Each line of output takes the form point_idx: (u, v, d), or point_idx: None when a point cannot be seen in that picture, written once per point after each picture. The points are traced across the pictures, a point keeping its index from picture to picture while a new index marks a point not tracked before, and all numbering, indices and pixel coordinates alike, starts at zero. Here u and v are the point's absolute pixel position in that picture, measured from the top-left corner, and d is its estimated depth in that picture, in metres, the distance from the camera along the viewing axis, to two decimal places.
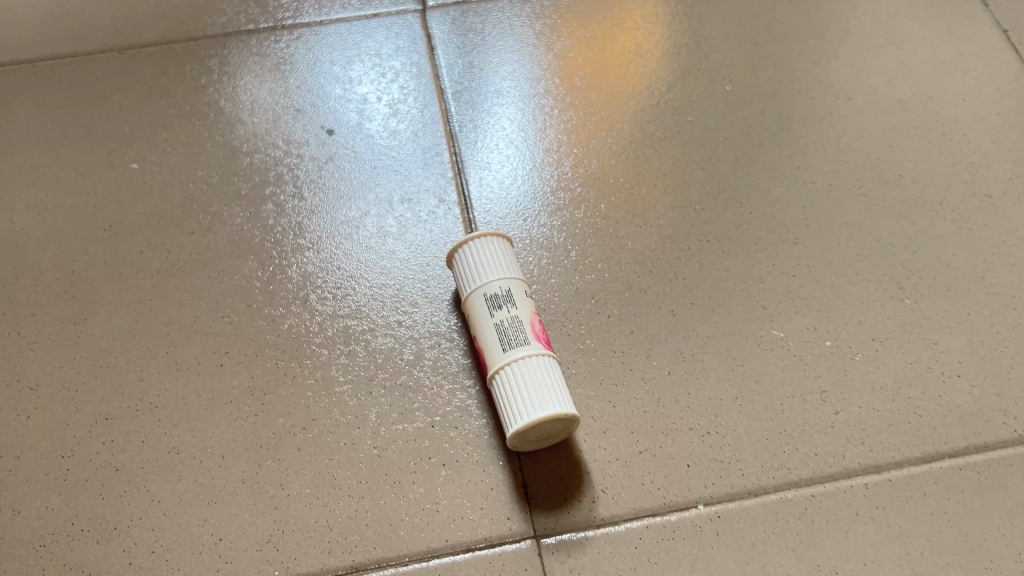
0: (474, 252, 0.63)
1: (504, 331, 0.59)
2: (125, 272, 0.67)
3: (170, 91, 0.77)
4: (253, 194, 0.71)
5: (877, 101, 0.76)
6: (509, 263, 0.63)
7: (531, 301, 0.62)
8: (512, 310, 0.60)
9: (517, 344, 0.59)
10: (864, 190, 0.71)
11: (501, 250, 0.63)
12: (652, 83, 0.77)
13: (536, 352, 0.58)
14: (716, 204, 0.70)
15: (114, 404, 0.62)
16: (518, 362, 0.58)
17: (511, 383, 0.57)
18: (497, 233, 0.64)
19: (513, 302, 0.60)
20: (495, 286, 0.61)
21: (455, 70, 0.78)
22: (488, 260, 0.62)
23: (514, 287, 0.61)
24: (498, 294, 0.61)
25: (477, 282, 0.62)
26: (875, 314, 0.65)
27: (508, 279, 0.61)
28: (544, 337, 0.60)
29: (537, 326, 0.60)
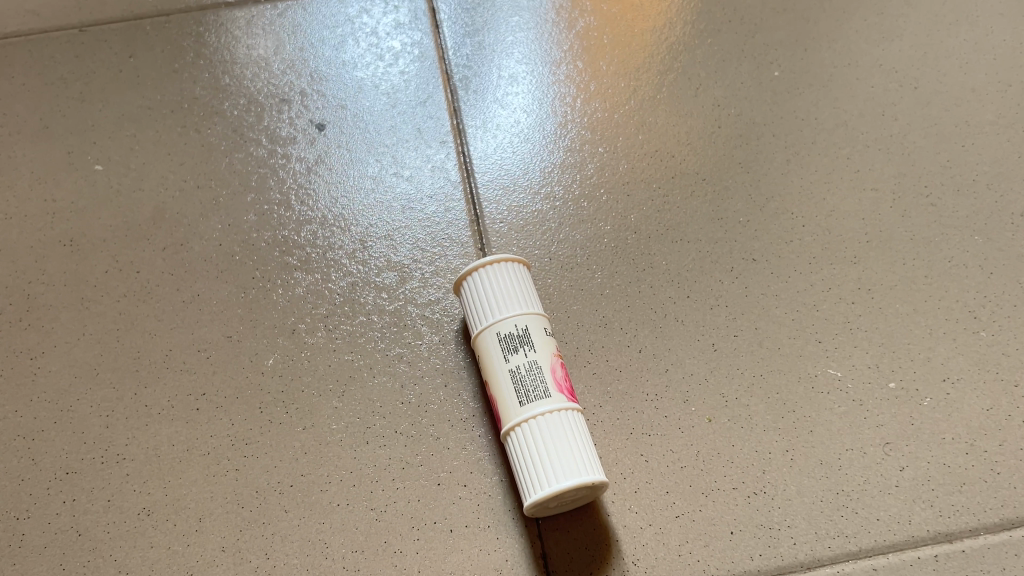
0: (485, 281, 0.53)
1: (520, 381, 0.50)
2: (87, 296, 0.59)
3: (137, 76, 0.67)
4: (234, 202, 0.62)
5: (948, 90, 0.66)
6: (527, 293, 0.53)
7: (551, 338, 0.52)
8: (530, 354, 0.50)
9: (536, 397, 0.49)
10: (933, 198, 0.62)
11: (516, 277, 0.53)
12: (689, 68, 0.68)
13: (559, 407, 0.49)
14: (763, 215, 0.61)
15: (77, 456, 0.54)
16: (538, 420, 0.49)
17: (528, 445, 0.48)
18: (512, 256, 0.54)
19: (532, 344, 0.51)
20: (510, 324, 0.51)
21: (463, 51, 0.68)
22: (502, 291, 0.52)
23: (532, 325, 0.51)
24: (514, 334, 0.51)
25: (489, 318, 0.52)
26: (945, 348, 0.57)
27: (526, 314, 0.51)
28: (567, 385, 0.51)
29: (559, 373, 0.50)
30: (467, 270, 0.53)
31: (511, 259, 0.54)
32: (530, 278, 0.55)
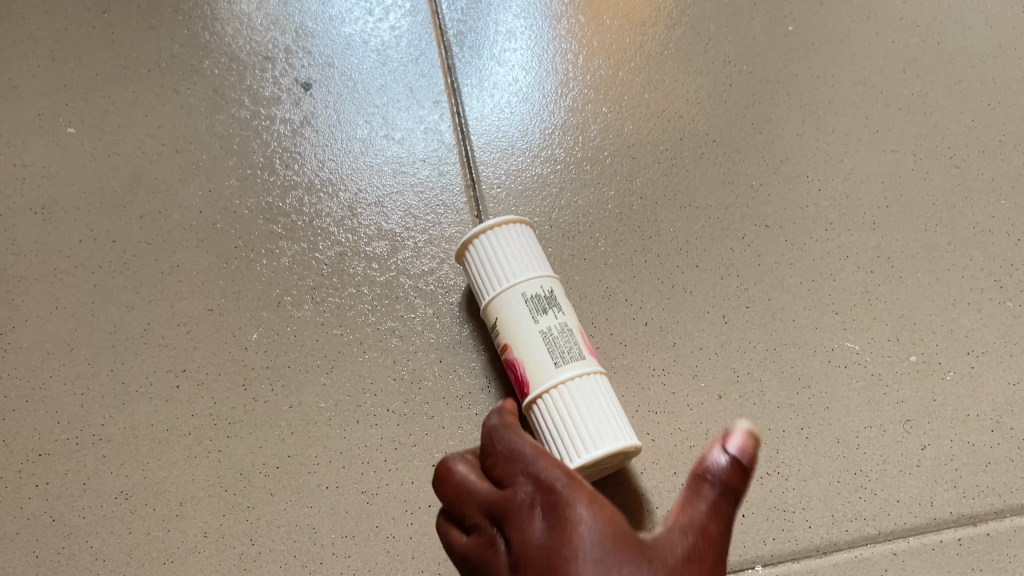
0: (505, 240, 0.47)
1: (553, 344, 0.45)
2: (60, 267, 0.56)
3: (111, 33, 0.63)
4: (214, 167, 0.59)
5: (972, 45, 0.63)
6: (543, 257, 0.48)
7: (568, 305, 0.48)
8: (560, 317, 0.46)
9: (571, 360, 0.45)
10: (957, 160, 0.59)
11: (532, 240, 0.49)
12: (698, 21, 0.63)
13: (594, 371, 0.45)
14: (776, 178, 0.58)
15: (50, 437, 0.51)
16: (576, 383, 0.44)
17: (567, 412, 0.43)
18: (528, 219, 0.50)
19: (560, 307, 0.46)
20: (537, 285, 0.46)
21: (457, 3, 0.63)
22: (524, 251, 0.47)
23: (556, 288, 0.47)
24: (541, 296, 0.46)
25: (513, 276, 0.46)
26: (969, 319, 0.54)
27: (548, 276, 0.47)
28: (590, 352, 0.47)
29: (585, 340, 0.47)
30: (484, 225, 0.48)
31: (525, 219, 0.49)
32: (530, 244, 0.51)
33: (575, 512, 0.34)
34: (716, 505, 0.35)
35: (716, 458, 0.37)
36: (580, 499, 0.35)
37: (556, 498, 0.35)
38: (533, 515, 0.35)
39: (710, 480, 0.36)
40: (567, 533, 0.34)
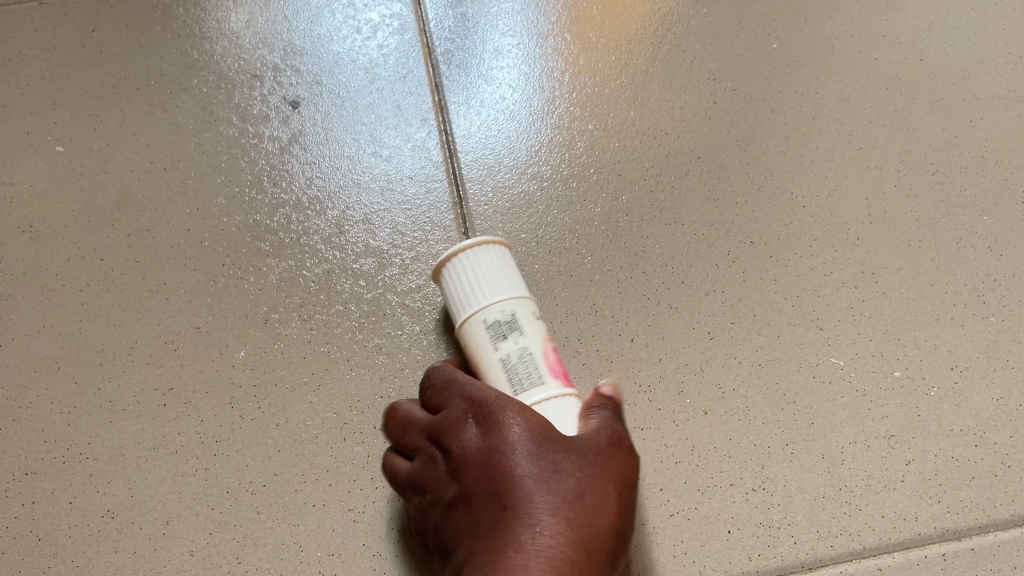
0: (469, 265, 0.45)
1: (512, 371, 0.42)
2: (48, 286, 0.56)
3: (101, 51, 0.64)
4: (203, 184, 0.59)
5: (954, 63, 0.63)
6: (511, 277, 0.45)
7: (542, 324, 0.45)
8: (520, 341, 0.43)
9: (531, 386, 0.42)
10: (940, 176, 0.59)
11: (501, 260, 0.46)
12: (683, 40, 0.64)
13: (559, 394, 0.42)
14: (761, 195, 0.58)
15: (36, 456, 0.51)
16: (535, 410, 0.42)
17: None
18: (496, 238, 0.47)
19: (521, 329, 0.43)
20: (497, 309, 0.44)
21: (445, 23, 0.64)
22: (485, 275, 0.45)
23: (520, 308, 0.44)
24: (500, 321, 0.44)
25: (474, 303, 0.45)
26: (953, 334, 0.54)
27: (512, 298, 0.44)
28: (562, 370, 0.44)
29: (552, 358, 0.43)
30: (449, 253, 0.46)
31: (493, 240, 0.47)
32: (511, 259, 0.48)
33: (505, 412, 0.39)
34: (614, 417, 0.41)
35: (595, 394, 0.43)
36: (511, 402, 0.40)
37: (489, 403, 0.40)
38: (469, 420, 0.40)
39: (605, 405, 0.42)
40: (505, 429, 0.39)
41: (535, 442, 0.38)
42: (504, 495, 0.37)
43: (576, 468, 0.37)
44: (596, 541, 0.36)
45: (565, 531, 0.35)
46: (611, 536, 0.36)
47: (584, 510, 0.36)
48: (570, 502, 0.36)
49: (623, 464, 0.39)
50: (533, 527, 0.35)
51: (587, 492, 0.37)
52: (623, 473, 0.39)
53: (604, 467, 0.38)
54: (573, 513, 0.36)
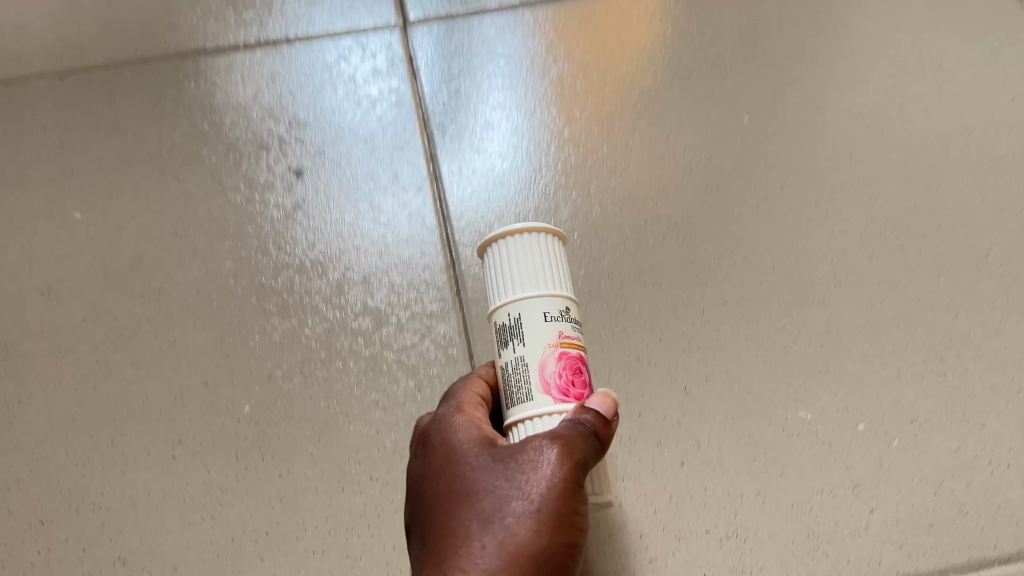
0: (492, 259, 0.42)
1: (507, 382, 0.40)
2: (65, 344, 0.60)
3: (117, 123, 0.68)
4: (211, 248, 0.63)
5: (913, 135, 0.68)
6: (532, 276, 0.40)
7: (555, 328, 0.39)
8: (518, 350, 0.39)
9: (518, 402, 0.39)
10: (900, 241, 0.63)
11: (523, 254, 0.41)
12: (661, 113, 0.69)
13: (543, 412, 0.38)
14: (733, 259, 0.62)
15: (52, 505, 0.54)
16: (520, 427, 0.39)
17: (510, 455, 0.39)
18: (534, 232, 0.42)
19: (521, 336, 0.39)
20: (504, 313, 0.40)
21: (440, 98, 0.69)
22: (503, 271, 0.41)
23: (530, 313, 0.39)
24: (506, 326, 0.40)
25: (491, 297, 0.42)
26: (913, 390, 0.58)
27: (522, 300, 0.40)
28: (566, 382, 0.39)
29: (550, 371, 0.38)
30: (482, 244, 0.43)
31: (523, 229, 0.41)
32: (551, 247, 0.42)
33: (453, 438, 0.41)
34: (574, 425, 0.38)
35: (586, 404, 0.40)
36: (462, 426, 0.41)
37: (443, 432, 0.41)
38: (427, 448, 0.42)
39: (570, 416, 0.38)
40: (449, 456, 0.40)
41: (467, 466, 0.39)
42: (437, 524, 0.38)
43: (499, 486, 0.37)
44: (508, 564, 0.35)
45: (479, 557, 0.35)
46: (529, 558, 0.35)
47: (499, 530, 0.36)
48: (485, 526, 0.36)
49: (555, 475, 0.36)
50: (442, 556, 0.36)
51: (505, 511, 0.36)
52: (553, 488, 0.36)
53: (528, 485, 0.37)
54: (483, 541, 0.36)
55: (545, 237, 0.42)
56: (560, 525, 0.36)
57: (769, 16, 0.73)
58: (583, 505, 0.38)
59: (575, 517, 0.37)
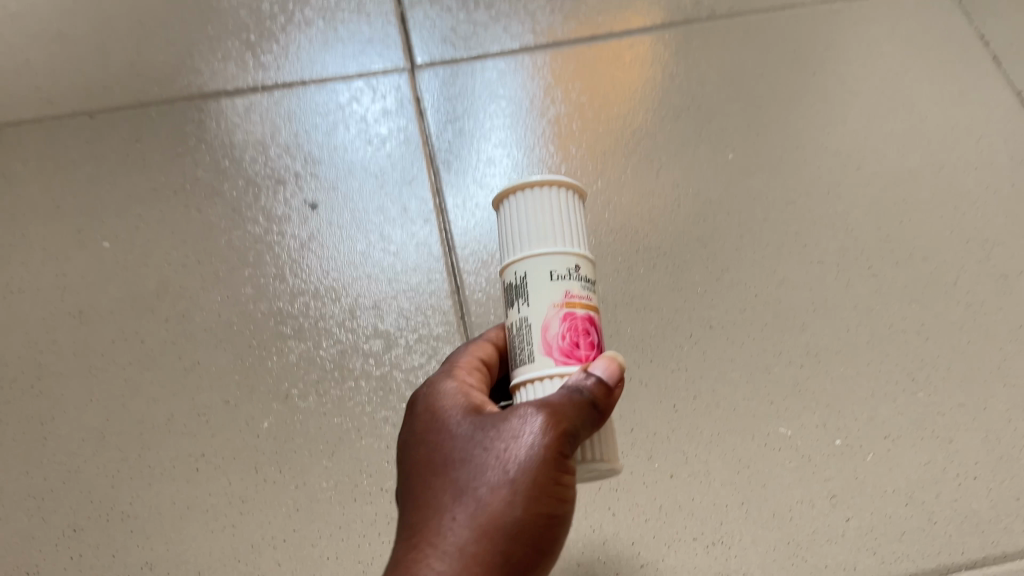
0: (503, 215, 0.41)
1: (514, 342, 0.39)
2: (95, 364, 0.64)
3: (143, 160, 0.73)
4: (232, 276, 0.68)
5: (886, 171, 0.73)
6: (539, 233, 0.39)
7: (561, 286, 0.38)
8: (523, 310, 0.39)
9: (522, 363, 0.39)
10: (874, 269, 0.68)
11: (534, 209, 0.40)
12: (651, 150, 0.74)
13: (544, 374, 0.38)
14: (719, 286, 0.67)
15: (83, 514, 0.58)
16: (524, 387, 0.39)
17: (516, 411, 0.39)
18: (543, 182, 0.40)
19: (525, 296, 0.39)
20: (511, 272, 0.40)
21: (446, 136, 0.74)
22: (514, 227, 0.40)
23: (535, 271, 0.39)
24: (513, 285, 0.40)
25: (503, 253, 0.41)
26: (887, 408, 0.62)
27: (528, 259, 0.39)
28: (570, 344, 0.38)
29: (553, 332, 0.38)
30: (496, 196, 0.42)
31: (537, 183, 0.40)
32: (566, 201, 0.40)
33: (435, 408, 0.41)
34: (566, 392, 0.37)
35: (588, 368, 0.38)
36: (450, 396, 0.41)
37: (425, 402, 0.41)
38: (409, 418, 0.42)
39: (566, 383, 0.37)
40: (429, 427, 0.40)
41: (452, 435, 0.38)
42: (412, 496, 0.38)
43: (477, 457, 0.37)
44: (479, 537, 0.35)
45: (448, 529, 0.35)
46: (500, 530, 0.35)
47: (472, 502, 0.36)
48: (459, 497, 0.36)
49: (536, 445, 0.36)
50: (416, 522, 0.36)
51: (479, 482, 0.36)
52: (533, 459, 0.36)
53: (507, 456, 0.36)
54: (455, 511, 0.35)
55: (559, 191, 0.40)
56: (539, 496, 0.36)
57: (753, 60, 0.79)
58: (567, 475, 0.37)
59: (557, 486, 0.37)
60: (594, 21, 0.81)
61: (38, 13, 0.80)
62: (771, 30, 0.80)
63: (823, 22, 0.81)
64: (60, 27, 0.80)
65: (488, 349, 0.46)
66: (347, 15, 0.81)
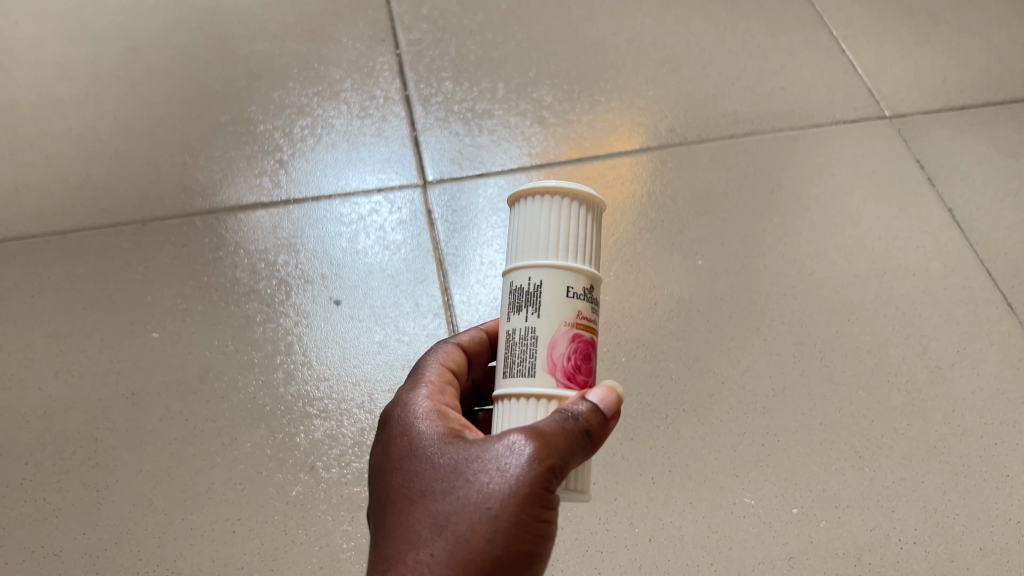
0: (527, 217, 0.46)
1: (515, 348, 0.44)
2: (145, 439, 0.73)
3: (189, 261, 0.84)
4: (265, 362, 0.77)
5: (836, 275, 0.84)
6: (557, 249, 0.45)
7: (571, 305, 0.44)
8: (532, 319, 0.43)
9: (521, 374, 0.43)
10: (826, 361, 0.78)
11: (561, 225, 0.45)
12: (631, 257, 0.85)
13: (543, 393, 0.43)
14: (690, 373, 0.77)
15: (133, 570, 0.66)
16: (517, 399, 0.43)
17: (501, 424, 0.44)
18: (570, 198, 0.46)
19: (538, 305, 0.43)
20: (524, 277, 0.44)
21: (454, 242, 0.85)
22: (537, 234, 0.45)
23: (551, 285, 0.44)
24: (524, 290, 0.44)
25: (516, 255, 0.46)
26: (837, 481, 0.71)
27: (548, 270, 0.44)
28: (571, 366, 0.43)
29: (560, 352, 0.43)
30: (521, 193, 0.46)
31: (564, 196, 0.45)
32: (587, 221, 0.46)
33: (420, 440, 0.45)
34: (559, 421, 0.41)
35: (578, 401, 0.42)
36: (429, 429, 0.46)
37: (404, 431, 0.47)
38: (391, 442, 0.47)
39: (561, 409, 0.42)
40: (412, 457, 0.45)
41: (438, 472, 0.43)
42: (396, 527, 0.42)
43: (460, 491, 0.41)
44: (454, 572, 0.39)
45: (426, 564, 0.40)
46: (477, 562, 0.39)
47: (452, 535, 0.40)
48: (441, 529, 0.41)
49: (520, 480, 0.40)
50: (396, 553, 0.41)
51: (461, 517, 0.41)
52: (517, 492, 0.40)
53: (490, 492, 0.40)
54: (432, 546, 0.40)
55: (585, 214, 0.46)
56: (519, 533, 0.40)
57: (720, 179, 0.90)
58: (549, 511, 0.41)
59: (537, 519, 0.41)
60: (582, 145, 0.93)
61: (98, 134, 0.92)
62: (736, 154, 0.93)
63: (781, 147, 0.94)
64: (118, 147, 0.91)
65: (450, 366, 0.53)
66: (368, 137, 0.93)
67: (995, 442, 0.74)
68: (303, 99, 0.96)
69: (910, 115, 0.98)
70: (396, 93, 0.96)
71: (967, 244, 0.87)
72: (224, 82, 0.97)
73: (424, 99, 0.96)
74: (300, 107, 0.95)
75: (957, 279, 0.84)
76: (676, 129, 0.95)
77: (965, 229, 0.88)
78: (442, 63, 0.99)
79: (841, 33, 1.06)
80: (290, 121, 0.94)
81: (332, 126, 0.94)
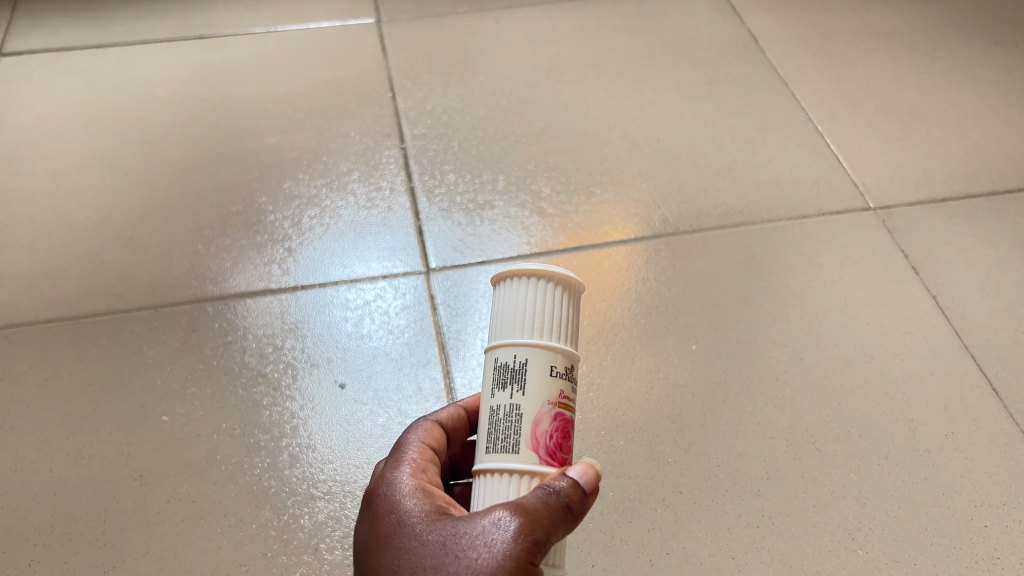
0: (514, 295, 0.48)
1: (497, 424, 0.46)
2: (152, 520, 0.74)
3: (198, 345, 0.86)
4: (271, 445, 0.79)
5: (826, 360, 0.87)
6: (542, 329, 0.47)
7: (553, 383, 0.46)
8: (517, 397, 0.46)
9: (504, 450, 0.45)
10: (818, 445, 0.80)
11: (545, 305, 0.48)
12: (627, 341, 0.87)
13: (525, 469, 0.45)
14: (686, 456, 0.79)
15: None
16: (500, 473, 0.45)
17: (482, 497, 0.46)
18: (554, 279, 0.48)
19: (523, 383, 0.46)
20: (509, 353, 0.47)
21: (455, 327, 0.88)
22: (523, 313, 0.48)
23: (536, 365, 0.46)
24: (509, 366, 0.47)
25: (502, 332, 0.48)
26: (831, 562, 0.73)
27: (534, 349, 0.46)
28: (553, 443, 0.46)
29: (542, 431, 0.45)
30: (507, 272, 0.49)
31: (548, 278, 0.48)
32: (568, 302, 0.49)
33: (408, 519, 0.48)
34: (541, 497, 0.43)
35: (558, 477, 0.45)
36: (414, 509, 0.48)
37: (392, 510, 0.49)
38: (377, 520, 0.49)
39: (543, 485, 0.44)
40: (400, 535, 0.47)
41: (426, 550, 0.45)
42: None
43: (450, 567, 0.44)
44: None
45: None
46: None
47: None
48: None
49: (507, 555, 0.42)
50: None
51: None
52: (505, 567, 0.42)
53: (479, 568, 0.43)
54: None
55: (569, 295, 0.49)
56: None
57: (713, 267, 0.94)
58: None
59: None
60: (578, 235, 0.97)
61: (113, 223, 0.96)
62: (727, 243, 0.96)
63: (770, 236, 0.98)
64: (132, 235, 0.95)
65: (429, 443, 0.56)
66: (373, 226, 0.97)
67: (985, 524, 0.75)
68: (312, 190, 1.00)
69: (893, 207, 1.02)
70: (401, 184, 1.01)
71: (952, 330, 0.90)
72: (236, 174, 1.01)
73: (428, 190, 1.00)
74: (309, 198, 0.99)
75: (943, 365, 0.87)
76: (668, 219, 0.99)
77: (950, 316, 0.92)
78: (445, 156, 1.04)
79: (824, 128, 1.12)
80: (298, 211, 0.98)
81: (339, 216, 0.98)
